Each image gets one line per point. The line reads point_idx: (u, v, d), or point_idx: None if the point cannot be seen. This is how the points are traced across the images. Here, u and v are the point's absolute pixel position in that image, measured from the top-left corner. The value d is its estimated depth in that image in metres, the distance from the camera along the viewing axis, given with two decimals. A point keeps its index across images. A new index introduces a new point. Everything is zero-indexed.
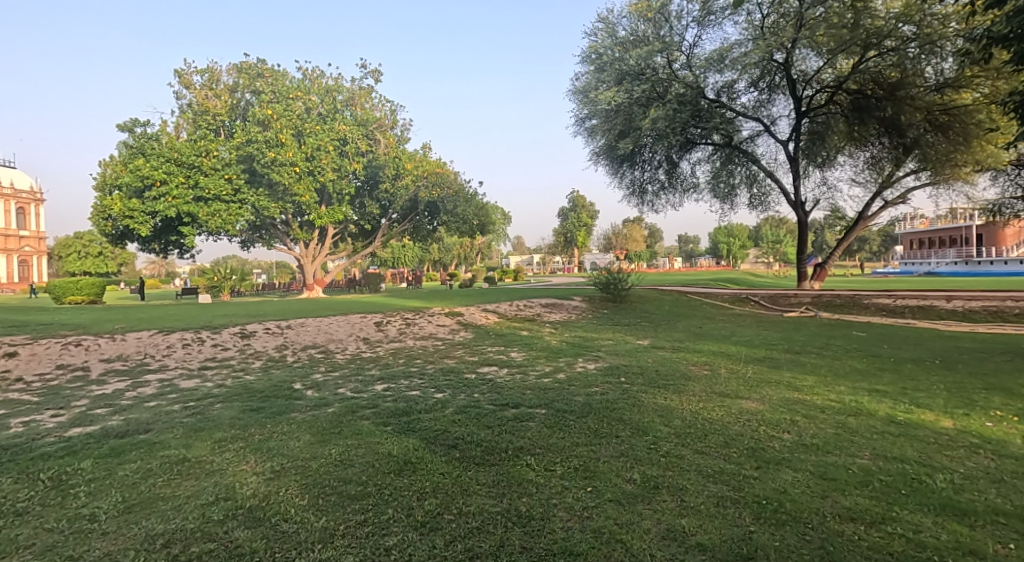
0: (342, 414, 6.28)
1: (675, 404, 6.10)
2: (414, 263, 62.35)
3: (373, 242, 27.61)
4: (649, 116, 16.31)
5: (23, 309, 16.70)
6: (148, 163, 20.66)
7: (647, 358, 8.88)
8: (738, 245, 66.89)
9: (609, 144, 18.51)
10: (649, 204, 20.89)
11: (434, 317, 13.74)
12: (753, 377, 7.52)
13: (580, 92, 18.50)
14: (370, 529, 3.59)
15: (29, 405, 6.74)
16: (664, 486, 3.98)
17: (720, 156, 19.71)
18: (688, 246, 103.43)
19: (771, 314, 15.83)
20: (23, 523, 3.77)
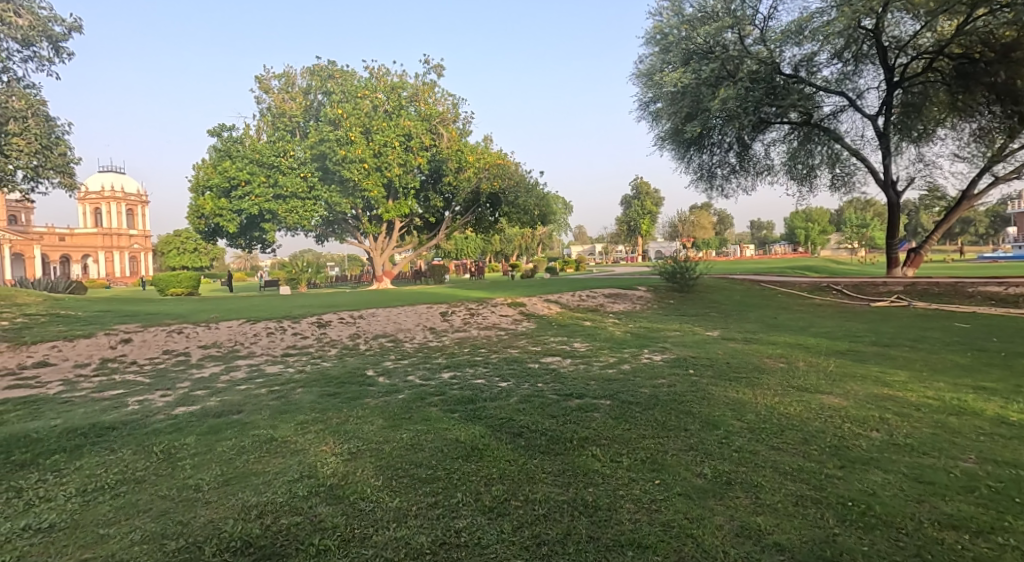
0: (412, 400, 6.56)
1: (748, 397, 5.96)
2: (477, 255, 63.17)
3: (437, 235, 28.15)
4: (719, 96, 15.56)
5: (130, 300, 18.40)
6: (235, 165, 22.88)
7: (717, 350, 8.66)
8: (818, 231, 63.10)
9: (675, 128, 17.94)
10: (717, 189, 20.17)
11: (496, 308, 13.96)
12: (834, 370, 7.21)
13: (644, 75, 18.07)
14: (441, 511, 3.77)
15: (142, 386, 7.48)
16: (737, 482, 3.93)
17: (798, 135, 18.76)
18: (762, 232, 98.60)
19: (856, 303, 14.94)
20: (141, 489, 4.22)
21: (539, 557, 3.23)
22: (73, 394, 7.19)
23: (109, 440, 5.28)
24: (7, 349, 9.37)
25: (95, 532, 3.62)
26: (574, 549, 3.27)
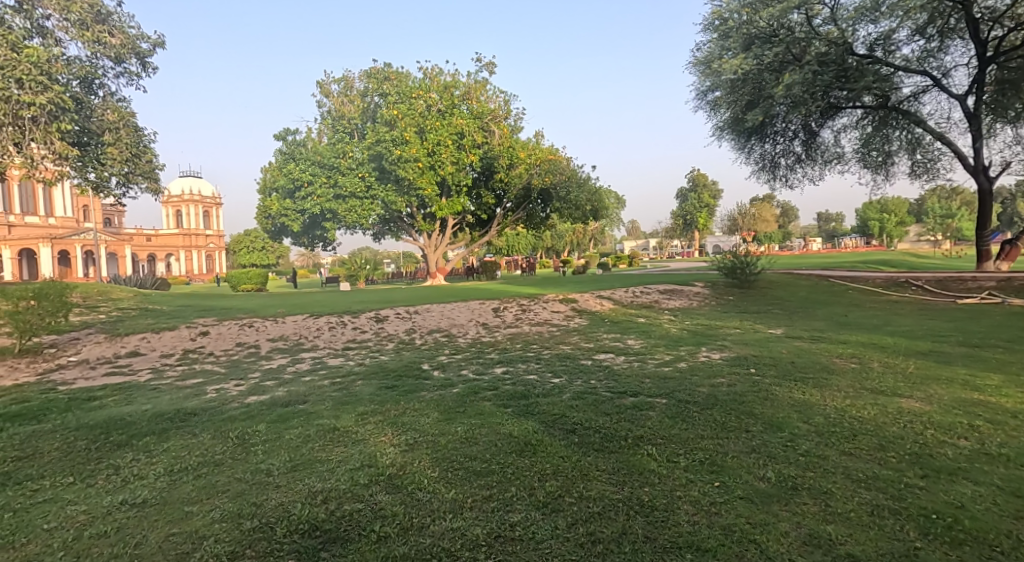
0: (466, 395, 6.66)
1: (815, 399, 5.72)
2: (529, 250, 63.27)
3: (489, 232, 28.38)
4: (783, 81, 14.68)
5: (205, 295, 19.55)
6: (299, 167, 25.34)
7: (781, 349, 8.35)
8: (895, 222, 59.34)
9: (735, 118, 17.31)
10: (781, 179, 19.42)
11: (548, 304, 13.96)
12: (913, 372, 6.79)
13: (702, 63, 17.59)
14: (496, 504, 3.83)
15: (217, 375, 7.97)
16: (804, 488, 3.79)
17: (872, 120, 17.72)
18: (830, 225, 93.78)
19: (939, 300, 14.00)
20: (219, 471, 4.52)
21: (596, 554, 3.23)
22: (159, 382, 7.76)
23: (190, 426, 5.67)
24: (102, 340, 10.21)
25: (180, 510, 3.91)
26: (630, 549, 3.26)
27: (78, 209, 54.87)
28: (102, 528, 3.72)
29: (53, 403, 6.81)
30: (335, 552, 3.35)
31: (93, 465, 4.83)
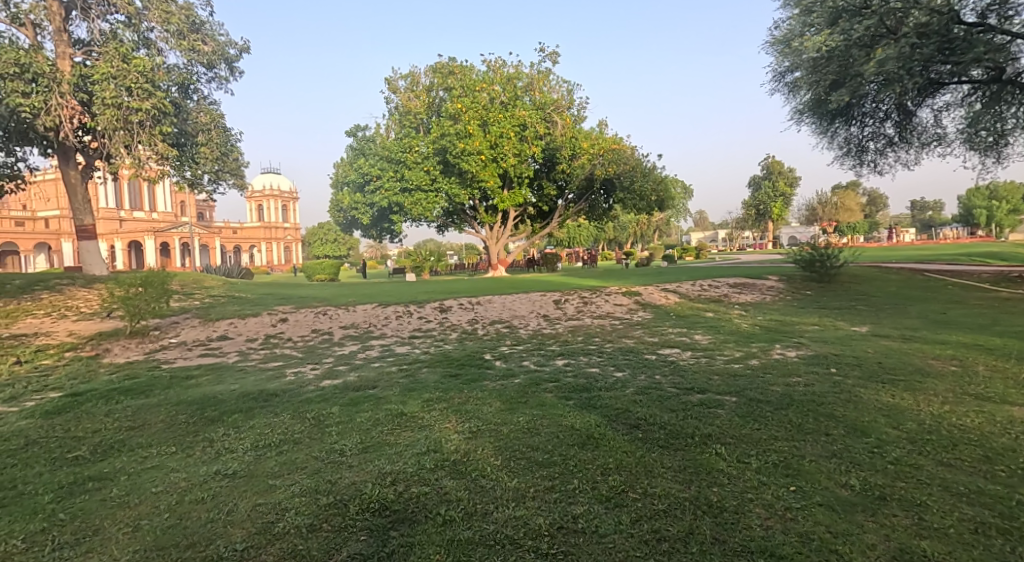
0: (527, 385, 6.69)
1: (905, 404, 5.32)
2: (592, 242, 62.54)
3: (550, 224, 28.29)
4: (875, 57, 12.88)
5: (284, 285, 20.69)
6: (369, 162, 26.40)
7: (866, 348, 7.82)
8: (1003, 212, 53.96)
9: (817, 99, 16.05)
10: (870, 164, 18.20)
11: (611, 297, 13.74)
12: (1023, 378, 6.16)
13: (781, 42, 16.73)
14: (558, 495, 3.81)
15: (295, 359, 8.42)
16: (894, 498, 3.53)
17: (980, 97, 16.07)
18: (923, 215, 86.78)
19: None
20: (298, 450, 4.78)
21: (661, 552, 3.14)
22: (245, 363, 8.29)
23: (273, 405, 6.03)
24: (197, 324, 11.04)
25: (264, 482, 4.17)
26: (698, 549, 3.15)
27: (173, 204, 59.43)
28: (198, 495, 4.03)
29: (156, 380, 7.45)
30: (403, 532, 3.44)
31: (190, 437, 5.23)
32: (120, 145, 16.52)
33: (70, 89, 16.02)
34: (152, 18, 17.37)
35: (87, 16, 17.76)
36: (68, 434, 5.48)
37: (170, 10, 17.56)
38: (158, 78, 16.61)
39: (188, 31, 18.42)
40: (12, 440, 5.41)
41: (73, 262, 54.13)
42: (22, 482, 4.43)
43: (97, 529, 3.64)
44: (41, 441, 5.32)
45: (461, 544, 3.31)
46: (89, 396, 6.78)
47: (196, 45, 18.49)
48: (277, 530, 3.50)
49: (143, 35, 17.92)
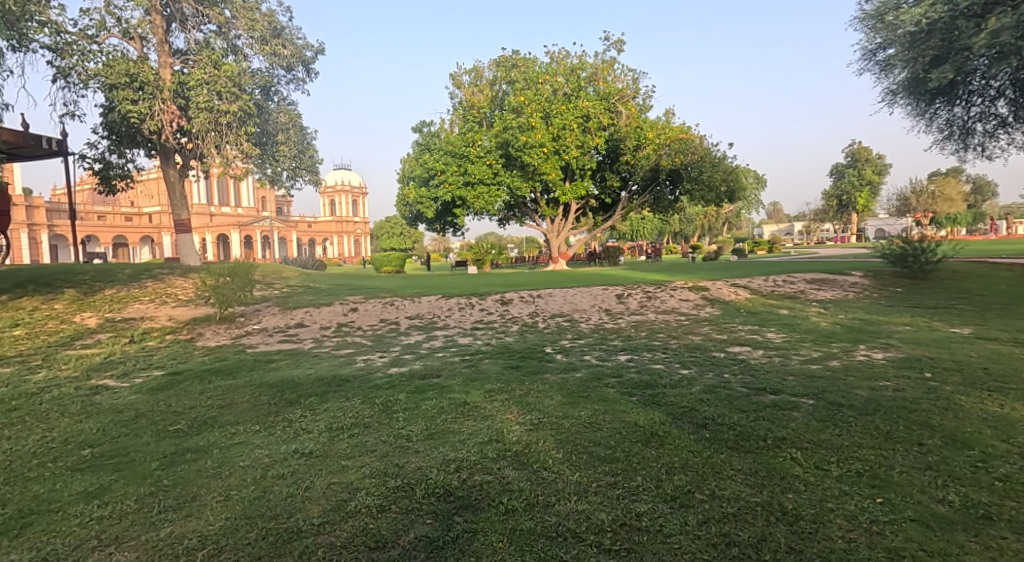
0: (588, 379, 6.59)
1: (1013, 415, 4.83)
2: (656, 234, 61.05)
3: (613, 216, 27.79)
4: (987, 28, 11.52)
5: (355, 276, 21.48)
6: (433, 157, 26.65)
7: (966, 352, 7.17)
8: None
9: (914, 78, 14.80)
10: (976, 148, 16.73)
11: (676, 292, 13.33)
12: None
13: (873, 17, 15.59)
14: (621, 492, 3.72)
15: (364, 347, 8.69)
16: (1002, 520, 3.20)
17: None
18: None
19: None
20: (368, 433, 4.94)
21: (731, 557, 2.99)
22: (319, 350, 8.65)
23: (346, 390, 6.25)
24: (277, 312, 11.63)
25: (338, 463, 4.32)
26: (772, 557, 2.98)
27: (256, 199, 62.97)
28: (279, 470, 4.23)
29: (241, 362, 7.91)
30: (466, 518, 3.46)
31: (272, 416, 5.51)
32: (211, 146, 17.67)
33: (171, 95, 17.48)
34: (239, 26, 18.71)
35: (184, 27, 19.05)
36: (169, 409, 5.91)
37: (255, 17, 18.81)
38: (244, 81, 17.71)
39: (270, 36, 19.49)
40: (123, 412, 5.89)
41: (172, 254, 58.54)
42: (131, 450, 4.81)
43: (195, 496, 3.89)
44: (146, 415, 5.76)
45: (524, 534, 3.28)
46: (186, 376, 7.29)
47: (278, 49, 19.54)
48: (349, 509, 3.60)
49: (231, 42, 19.16)
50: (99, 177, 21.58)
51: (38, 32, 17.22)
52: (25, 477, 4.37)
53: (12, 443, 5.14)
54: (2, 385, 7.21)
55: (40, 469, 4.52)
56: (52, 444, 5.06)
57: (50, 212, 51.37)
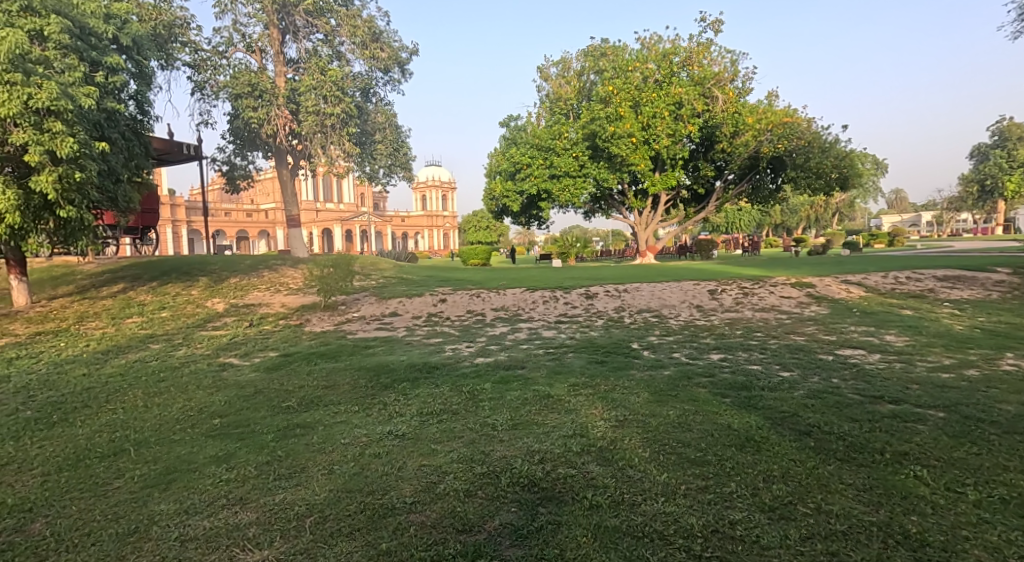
0: (678, 377, 6.26)
1: None
2: (755, 225, 57.67)
3: (706, 207, 26.54)
4: None
5: (444, 268, 22.02)
6: (519, 151, 26.43)
7: None
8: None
9: None
10: None
11: (777, 288, 12.44)
12: None
13: None
14: (713, 497, 3.45)
15: (453, 337, 8.83)
16: None
17: None
18: None
19: None
20: (456, 419, 4.97)
21: None
22: (411, 338, 8.91)
23: (436, 377, 6.36)
24: (373, 301, 12.15)
25: (428, 446, 4.37)
26: None
27: (356, 196, 66.49)
28: (376, 450, 4.33)
29: (342, 347, 8.31)
30: (551, 510, 3.35)
31: (369, 399, 5.70)
32: (317, 147, 18.82)
33: (284, 101, 18.84)
34: (343, 33, 19.82)
35: (296, 37, 20.38)
36: (283, 386, 6.31)
37: (357, 23, 19.89)
38: (346, 85, 18.66)
39: (370, 41, 20.38)
40: (245, 387, 6.36)
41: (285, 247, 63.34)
42: (251, 422, 5.15)
43: (303, 467, 4.08)
44: (264, 391, 6.17)
45: (608, 531, 3.11)
46: (296, 357, 7.77)
47: (376, 53, 20.39)
48: (439, 491, 3.61)
49: (336, 49, 20.30)
50: (226, 178, 23.68)
51: (179, 50, 19.20)
52: (170, 439, 4.80)
53: (157, 409, 5.68)
54: (150, 359, 8.09)
55: (180, 433, 4.95)
56: (189, 412, 5.53)
57: (187, 211, 57.33)
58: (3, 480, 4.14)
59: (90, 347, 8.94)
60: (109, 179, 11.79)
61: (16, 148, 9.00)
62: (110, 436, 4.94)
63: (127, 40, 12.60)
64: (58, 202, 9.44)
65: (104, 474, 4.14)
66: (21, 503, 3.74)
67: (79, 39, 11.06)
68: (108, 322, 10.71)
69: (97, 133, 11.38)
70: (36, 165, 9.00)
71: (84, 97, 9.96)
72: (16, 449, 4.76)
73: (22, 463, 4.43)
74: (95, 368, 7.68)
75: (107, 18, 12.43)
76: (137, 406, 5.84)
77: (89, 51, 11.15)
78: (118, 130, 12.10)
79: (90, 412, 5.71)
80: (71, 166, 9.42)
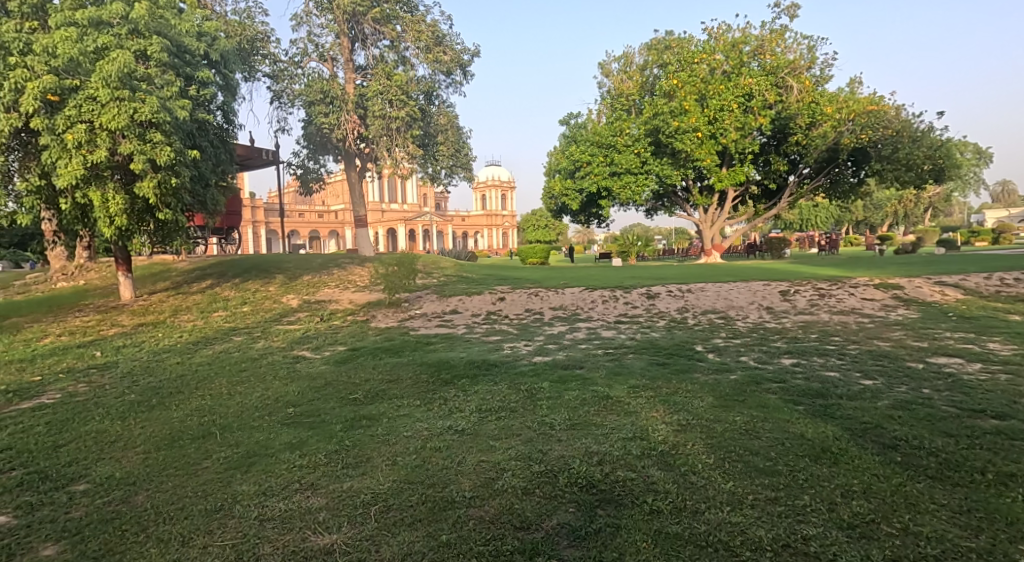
0: (745, 382, 5.89)
1: None
2: (833, 222, 54.39)
3: (778, 204, 25.30)
4: None
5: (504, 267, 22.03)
6: (579, 148, 26.10)
7: None
8: None
9: None
10: None
11: (859, 290, 11.59)
12: None
13: None
14: (784, 509, 3.16)
15: (511, 335, 8.75)
16: None
17: None
18: None
19: None
20: (515, 417, 4.87)
21: None
22: (470, 335, 8.90)
23: (494, 374, 6.29)
24: (435, 298, 12.27)
25: (487, 442, 4.29)
26: None
27: (419, 195, 68.01)
28: (437, 444, 4.30)
29: (405, 343, 8.40)
30: (609, 513, 3.17)
31: (431, 393, 5.70)
32: (383, 149, 19.28)
33: (353, 106, 19.43)
34: (408, 39, 20.23)
35: (365, 45, 20.96)
36: (351, 379, 6.43)
37: (421, 28, 20.26)
38: (411, 88, 19.03)
39: (434, 44, 20.64)
40: (316, 379, 6.53)
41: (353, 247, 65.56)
42: (322, 412, 5.25)
43: (370, 457, 4.09)
44: (333, 383, 6.30)
45: (670, 538, 2.90)
46: (363, 351, 7.92)
47: (439, 56, 20.56)
48: (497, 487, 3.51)
49: (402, 54, 20.74)
50: (299, 181, 24.70)
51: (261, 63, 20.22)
52: (251, 425, 4.96)
53: (239, 397, 5.92)
54: (234, 350, 8.48)
55: (260, 420, 5.12)
56: (266, 401, 5.73)
57: (265, 212, 60.58)
58: (110, 455, 4.41)
59: (182, 337, 9.53)
60: (200, 184, 12.50)
61: (122, 157, 9.55)
62: (200, 420, 5.18)
63: (216, 55, 13.68)
64: (158, 205, 10.19)
65: (194, 455, 4.32)
66: (126, 477, 3.95)
67: (177, 57, 12.00)
68: (198, 316, 11.36)
69: (191, 142, 12.04)
70: (140, 173, 9.59)
71: (179, 110, 10.56)
72: (121, 427, 5.07)
73: (127, 441, 4.71)
74: (186, 357, 8.15)
75: (200, 36, 13.42)
76: (222, 393, 6.11)
77: (185, 67, 12.09)
78: (207, 139, 13.04)
79: (183, 397, 6.03)
80: (169, 172, 10.03)
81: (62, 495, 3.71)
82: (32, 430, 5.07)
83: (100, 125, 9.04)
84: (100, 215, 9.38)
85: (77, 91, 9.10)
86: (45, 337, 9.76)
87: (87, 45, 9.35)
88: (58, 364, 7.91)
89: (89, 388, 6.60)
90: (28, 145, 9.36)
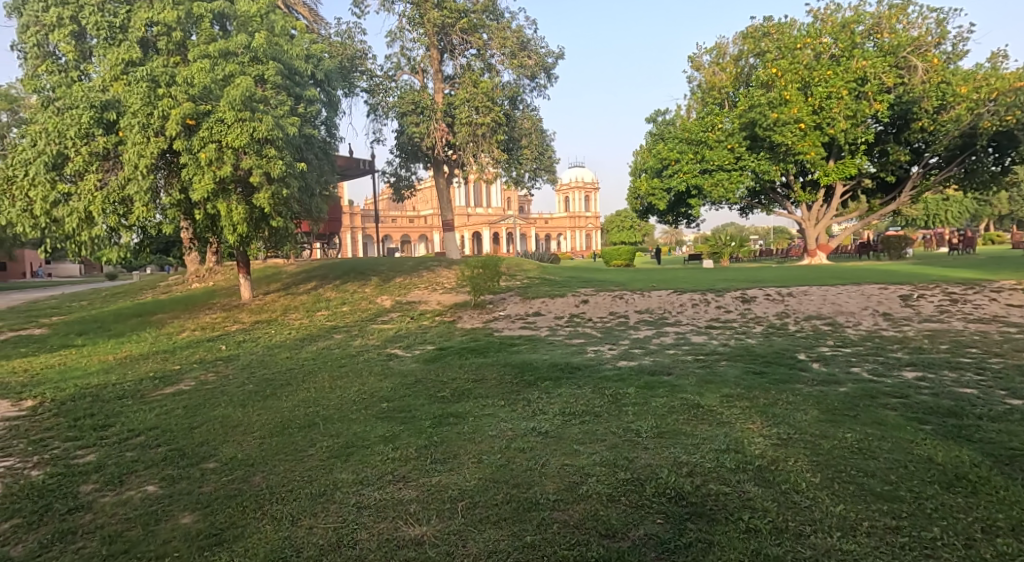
0: (857, 395, 5.19)
1: None
2: (961, 219, 48.62)
3: (900, 197, 22.93)
4: None
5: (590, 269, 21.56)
6: (666, 147, 25.03)
7: None
8: None
9: None
10: None
11: (1001, 295, 10.10)
12: None
13: None
14: (909, 541, 2.63)
15: (595, 338, 8.41)
16: None
17: None
18: None
19: None
20: (598, 422, 4.55)
21: None
22: (554, 338, 8.64)
23: (578, 378, 5.99)
24: (518, 300, 12.13)
25: (571, 446, 4.01)
26: None
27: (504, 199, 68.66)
28: (520, 444, 4.08)
29: (489, 344, 8.30)
30: (700, 528, 2.79)
31: (514, 395, 5.50)
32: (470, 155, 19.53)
33: (442, 115, 19.82)
34: (494, 46, 20.25)
35: (453, 55, 21.34)
36: (439, 378, 6.39)
37: (507, 35, 20.27)
38: (497, 94, 19.08)
39: (519, 49, 20.60)
40: (407, 376, 6.55)
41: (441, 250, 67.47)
42: (412, 408, 5.21)
43: (457, 454, 3.94)
44: (423, 381, 6.29)
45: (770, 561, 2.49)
46: (449, 351, 7.91)
47: (524, 61, 20.56)
48: (581, 492, 3.22)
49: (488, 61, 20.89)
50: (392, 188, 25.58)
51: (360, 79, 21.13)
52: (350, 417, 5.00)
53: (339, 391, 6.03)
54: (334, 347, 8.79)
55: (357, 413, 5.15)
56: (363, 395, 5.79)
57: (362, 219, 63.84)
58: (233, 438, 4.57)
59: (292, 334, 10.06)
60: (307, 194, 13.21)
61: (244, 171, 10.24)
62: (307, 410, 5.30)
63: (321, 75, 14.48)
64: (272, 214, 10.81)
65: (302, 442, 4.38)
66: (247, 458, 4.06)
67: (288, 79, 12.78)
68: (304, 314, 11.96)
69: (299, 156, 12.83)
70: (257, 185, 10.20)
71: (291, 126, 11.15)
72: (241, 413, 5.29)
73: (246, 426, 4.88)
74: (296, 352, 8.57)
75: (308, 58, 14.17)
76: (324, 387, 6.27)
77: (294, 88, 12.86)
78: (313, 151, 13.73)
79: (292, 388, 6.25)
80: (281, 183, 10.60)
81: (196, 471, 3.86)
82: (172, 413, 5.43)
83: (227, 144, 9.67)
84: (227, 224, 10.08)
85: (209, 114, 9.80)
86: (183, 331, 10.71)
87: (217, 73, 9.96)
88: (193, 355, 8.57)
89: (218, 377, 7.06)
90: (172, 164, 10.08)
